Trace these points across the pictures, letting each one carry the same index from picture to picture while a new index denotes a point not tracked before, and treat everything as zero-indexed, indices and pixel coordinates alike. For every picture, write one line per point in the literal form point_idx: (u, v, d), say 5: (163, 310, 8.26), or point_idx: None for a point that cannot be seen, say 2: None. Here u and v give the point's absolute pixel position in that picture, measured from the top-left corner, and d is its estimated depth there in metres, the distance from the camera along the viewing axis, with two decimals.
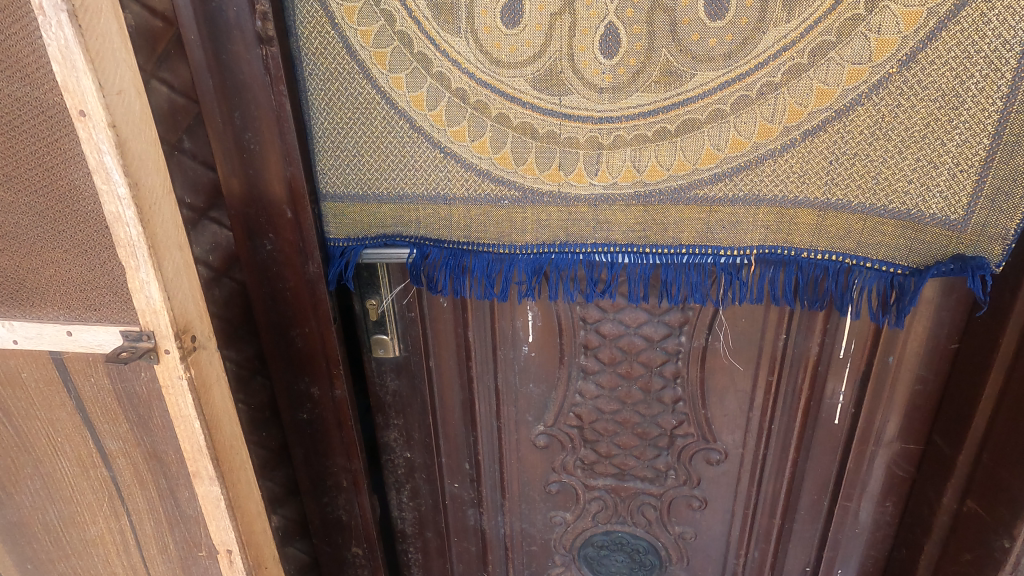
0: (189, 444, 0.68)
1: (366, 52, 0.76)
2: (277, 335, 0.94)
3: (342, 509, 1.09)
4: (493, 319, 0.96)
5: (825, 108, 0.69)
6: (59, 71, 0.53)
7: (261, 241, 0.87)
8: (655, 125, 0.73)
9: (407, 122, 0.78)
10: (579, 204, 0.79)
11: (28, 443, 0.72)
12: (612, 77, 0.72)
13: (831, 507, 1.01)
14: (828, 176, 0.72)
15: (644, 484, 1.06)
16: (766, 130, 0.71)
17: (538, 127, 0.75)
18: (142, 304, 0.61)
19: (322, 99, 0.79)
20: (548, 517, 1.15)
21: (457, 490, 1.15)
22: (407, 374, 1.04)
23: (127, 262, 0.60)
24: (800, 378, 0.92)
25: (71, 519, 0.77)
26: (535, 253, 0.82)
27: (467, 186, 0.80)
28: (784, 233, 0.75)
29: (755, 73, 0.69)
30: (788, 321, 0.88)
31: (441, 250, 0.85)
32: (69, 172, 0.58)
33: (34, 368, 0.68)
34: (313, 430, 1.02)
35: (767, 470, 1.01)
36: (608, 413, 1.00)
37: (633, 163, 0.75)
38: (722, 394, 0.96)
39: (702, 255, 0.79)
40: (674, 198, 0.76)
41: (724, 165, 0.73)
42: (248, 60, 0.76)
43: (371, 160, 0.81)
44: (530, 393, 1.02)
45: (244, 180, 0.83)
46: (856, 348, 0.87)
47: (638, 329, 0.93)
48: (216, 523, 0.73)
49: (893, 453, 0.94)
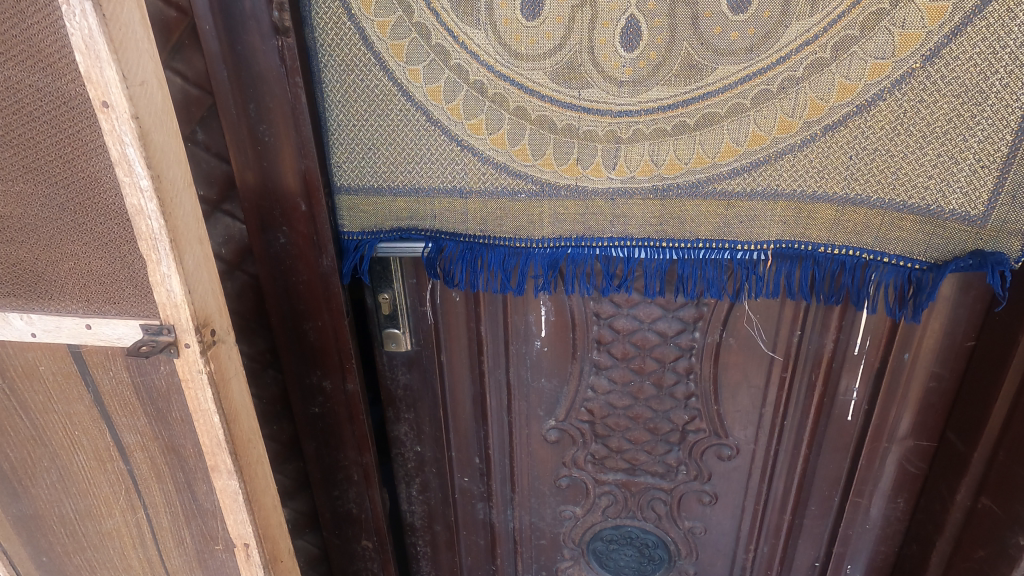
0: (208, 439, 0.67)
1: (382, 44, 0.75)
2: (290, 328, 0.94)
3: (352, 502, 1.09)
4: (505, 314, 0.96)
5: (846, 104, 0.69)
6: (82, 61, 0.52)
7: (275, 235, 0.86)
8: (675, 119, 0.73)
9: (423, 115, 0.78)
10: (596, 198, 0.79)
11: (45, 436, 0.72)
12: (633, 71, 0.71)
13: (842, 503, 1.01)
14: (847, 172, 0.72)
15: (654, 479, 1.06)
16: (786, 124, 0.71)
17: (557, 120, 0.75)
18: (162, 297, 0.61)
19: (337, 91, 0.79)
20: (557, 511, 1.15)
21: (467, 484, 1.15)
22: (418, 368, 1.03)
23: (148, 255, 0.59)
24: (814, 374, 0.92)
25: (86, 512, 0.77)
26: (551, 248, 0.82)
27: (483, 179, 0.80)
28: (803, 228, 0.75)
29: (776, 67, 0.69)
30: (803, 318, 0.87)
31: (458, 244, 0.85)
32: (91, 165, 0.57)
33: (52, 361, 0.67)
34: (325, 423, 1.02)
35: (780, 467, 1.01)
36: (620, 408, 1.00)
37: (651, 156, 0.75)
38: (735, 390, 0.96)
39: (719, 250, 0.79)
40: (692, 192, 0.76)
41: (743, 160, 0.73)
42: (264, 51, 0.75)
43: (386, 153, 0.81)
44: (541, 388, 1.02)
45: (259, 173, 0.83)
46: (871, 344, 0.87)
47: (652, 325, 0.92)
48: (233, 517, 0.72)
49: (906, 450, 0.94)
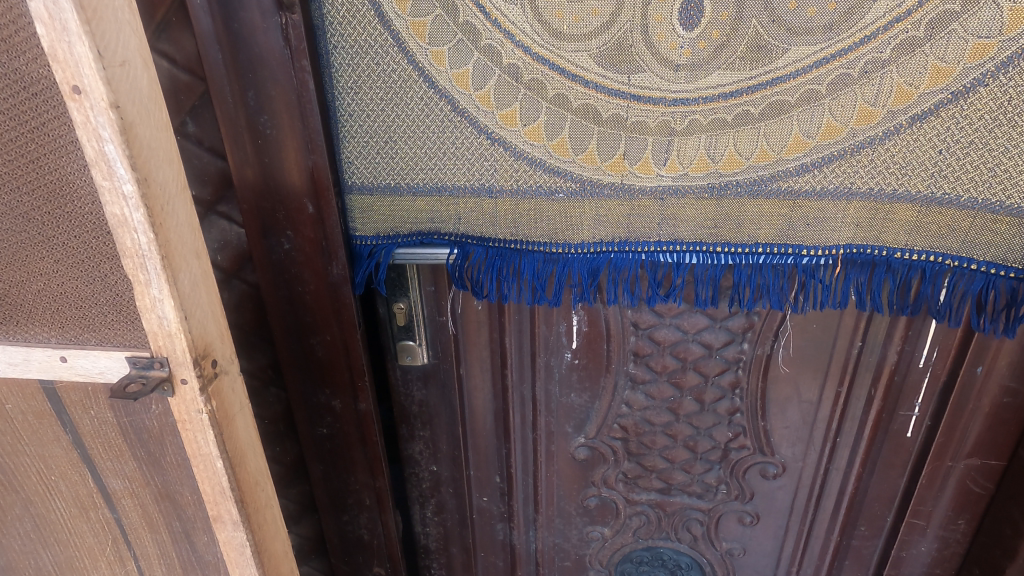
0: (210, 486, 0.58)
1: (401, 23, 0.65)
2: (296, 342, 0.84)
3: (363, 527, 1.00)
4: (533, 325, 0.87)
5: (940, 90, 0.60)
6: (44, 33, 0.42)
7: (278, 240, 0.77)
8: (737, 108, 0.64)
9: (448, 104, 0.68)
10: (644, 197, 0.70)
11: (16, 481, 0.62)
12: (692, 52, 0.62)
13: (895, 523, 0.94)
14: (934, 168, 0.63)
15: (691, 499, 0.99)
16: (866, 114, 0.63)
17: (602, 109, 0.66)
18: (153, 325, 0.51)
19: (349, 76, 0.69)
20: (584, 532, 1.07)
21: (486, 504, 1.07)
22: (436, 383, 0.94)
23: (135, 276, 0.49)
24: (873, 388, 0.84)
25: (67, 564, 0.67)
26: (592, 254, 0.73)
27: (516, 177, 0.71)
28: (876, 231, 0.67)
29: (859, 48, 0.60)
30: (865, 328, 0.79)
31: (485, 250, 0.76)
32: (61, 166, 0.47)
33: (22, 398, 0.58)
34: (334, 445, 0.93)
35: (830, 487, 0.93)
36: (658, 425, 0.92)
37: (707, 151, 0.67)
38: (785, 405, 0.88)
39: (782, 256, 0.70)
40: (755, 191, 0.68)
41: (814, 154, 0.65)
42: (265, 30, 0.65)
43: (405, 147, 0.71)
44: (571, 403, 0.94)
45: (260, 170, 0.73)
46: (938, 356, 0.79)
47: (697, 336, 0.84)
48: (239, 571, 0.63)
49: (971, 469, 0.87)
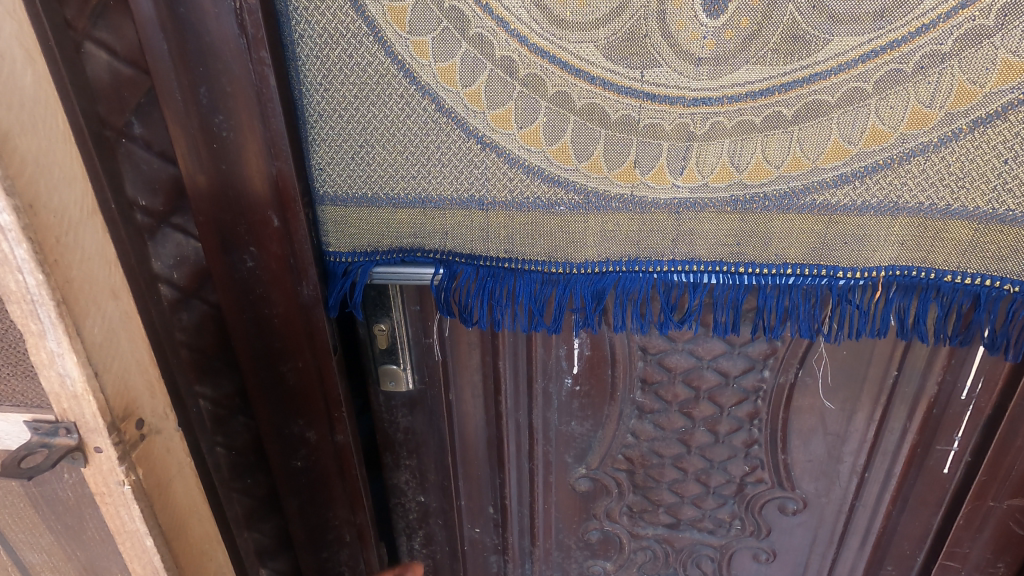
0: (140, 565, 0.55)
1: (377, 8, 0.56)
2: (264, 368, 0.75)
3: (343, 564, 0.92)
4: (529, 348, 0.78)
5: (1009, 89, 0.51)
6: None
7: (240, 256, 0.68)
8: (768, 109, 0.55)
9: (432, 103, 0.59)
10: (657, 211, 0.61)
11: None
12: (716, 44, 0.53)
13: (926, 564, 0.86)
14: (996, 180, 0.55)
15: (701, 534, 0.90)
16: (919, 116, 0.53)
17: (610, 109, 0.57)
18: (54, 384, 0.46)
19: (317, 70, 0.59)
20: (584, 567, 0.99)
21: (478, 536, 0.98)
22: (422, 410, 0.86)
23: (26, 325, 0.44)
24: (909, 420, 0.75)
25: None
26: (596, 274, 0.65)
27: (511, 187, 0.61)
28: (924, 251, 0.59)
29: (915, 39, 0.51)
30: (903, 356, 0.71)
31: (476, 269, 0.66)
32: None
33: None
34: (310, 478, 0.84)
35: (856, 523, 0.85)
36: (667, 456, 0.84)
37: (731, 158, 0.57)
38: (808, 436, 0.79)
39: (814, 278, 0.61)
40: (786, 205, 0.59)
41: (855, 163, 0.56)
42: (217, 15, 0.55)
43: (384, 152, 0.62)
44: (571, 431, 0.85)
45: (216, 177, 0.63)
46: (983, 388, 0.71)
47: (713, 362, 0.75)
48: None
49: (1013, 511, 0.78)
